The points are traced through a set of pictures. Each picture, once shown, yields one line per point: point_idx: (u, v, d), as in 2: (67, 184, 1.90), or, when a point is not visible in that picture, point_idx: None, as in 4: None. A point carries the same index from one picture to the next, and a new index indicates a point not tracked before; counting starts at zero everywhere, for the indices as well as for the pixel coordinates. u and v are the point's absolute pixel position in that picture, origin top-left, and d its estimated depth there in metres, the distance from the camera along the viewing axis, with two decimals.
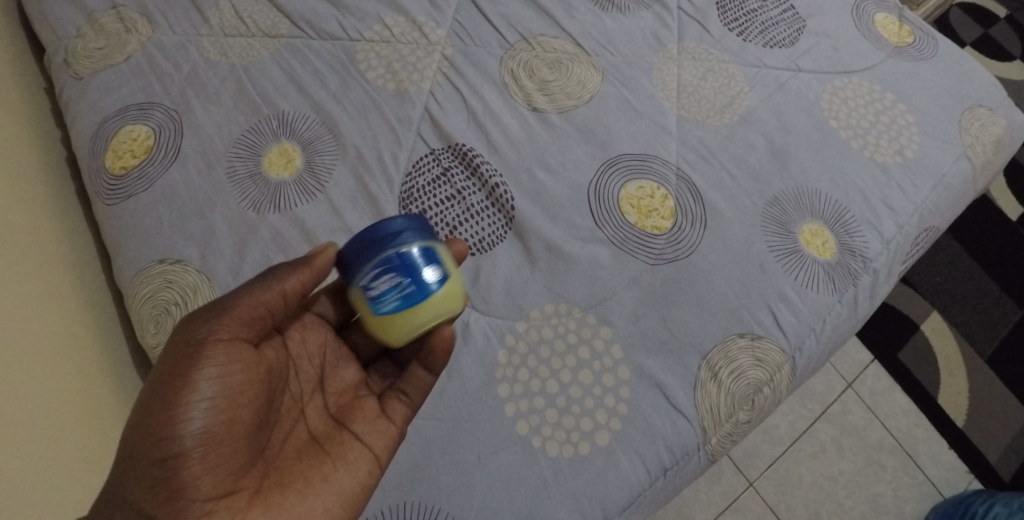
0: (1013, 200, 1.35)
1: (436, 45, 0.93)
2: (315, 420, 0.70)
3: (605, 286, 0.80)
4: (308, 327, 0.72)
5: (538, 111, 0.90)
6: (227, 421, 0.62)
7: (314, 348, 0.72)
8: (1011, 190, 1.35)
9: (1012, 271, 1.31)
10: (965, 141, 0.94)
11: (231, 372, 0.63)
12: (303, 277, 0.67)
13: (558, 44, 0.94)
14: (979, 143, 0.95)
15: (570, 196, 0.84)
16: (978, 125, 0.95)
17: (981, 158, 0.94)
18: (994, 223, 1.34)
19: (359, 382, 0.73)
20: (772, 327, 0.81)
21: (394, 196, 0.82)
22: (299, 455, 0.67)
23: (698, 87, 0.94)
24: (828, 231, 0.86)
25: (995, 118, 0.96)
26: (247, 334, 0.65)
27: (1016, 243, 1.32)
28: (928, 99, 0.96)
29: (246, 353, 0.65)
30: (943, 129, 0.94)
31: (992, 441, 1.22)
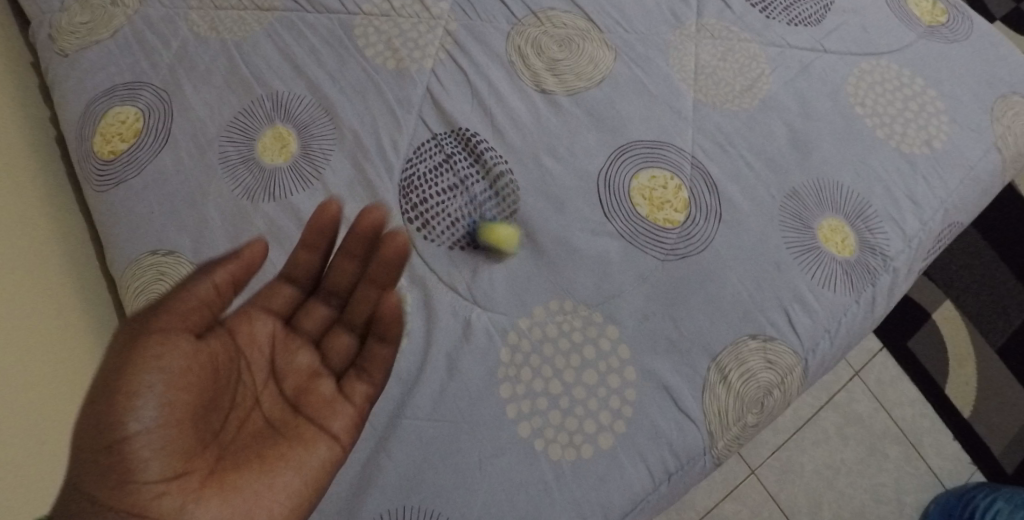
0: None
1: (439, 19, 0.88)
2: (270, 405, 0.65)
3: (613, 283, 0.76)
4: (256, 312, 0.66)
5: (546, 93, 0.85)
6: (174, 406, 0.58)
7: (263, 335, 0.66)
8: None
9: None
10: (996, 132, 0.90)
11: (173, 359, 0.58)
12: (229, 270, 0.62)
13: (569, 19, 0.89)
14: (1011, 133, 0.90)
15: (578, 185, 0.80)
16: (1012, 114, 0.91)
17: (1011, 150, 0.90)
18: (1016, 208, 1.29)
19: (315, 367, 0.68)
20: (785, 328, 0.78)
21: (394, 184, 0.79)
22: (254, 438, 0.62)
23: (717, 68, 0.89)
24: (848, 228, 0.82)
25: None
26: (189, 322, 0.60)
27: None
28: (959, 86, 0.91)
29: (190, 342, 0.60)
30: (972, 119, 0.90)
31: (1000, 432, 1.21)
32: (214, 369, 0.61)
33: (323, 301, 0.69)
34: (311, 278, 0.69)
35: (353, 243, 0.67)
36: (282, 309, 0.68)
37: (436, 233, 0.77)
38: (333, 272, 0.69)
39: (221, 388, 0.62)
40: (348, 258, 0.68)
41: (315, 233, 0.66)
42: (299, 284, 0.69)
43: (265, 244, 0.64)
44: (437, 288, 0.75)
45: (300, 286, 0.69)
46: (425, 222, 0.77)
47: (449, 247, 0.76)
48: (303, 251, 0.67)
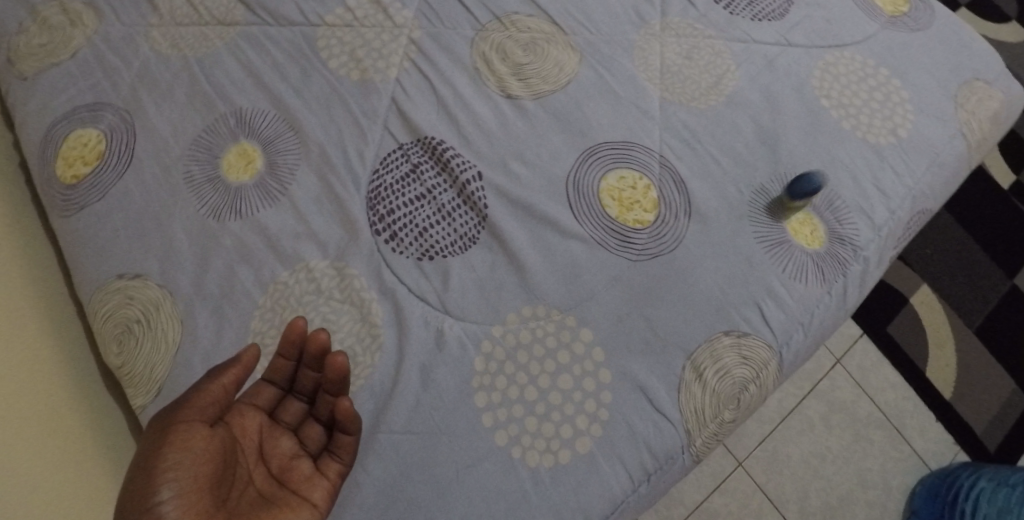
0: (1007, 166, 1.33)
1: (403, 28, 0.88)
2: (262, 486, 0.64)
3: (585, 285, 0.76)
4: (247, 404, 0.67)
5: (512, 98, 0.85)
6: (194, 482, 0.58)
7: (254, 427, 0.66)
8: (1003, 156, 1.33)
9: (1005, 241, 1.29)
10: (960, 117, 0.91)
11: (192, 444, 0.59)
12: (232, 376, 0.63)
13: (533, 22, 0.89)
14: (975, 118, 0.91)
15: (546, 189, 0.80)
16: (975, 99, 0.92)
17: (976, 134, 0.91)
18: (983, 192, 1.31)
19: (298, 452, 0.67)
20: (759, 323, 0.78)
21: (361, 196, 0.78)
22: (254, 510, 0.62)
23: (682, 67, 0.89)
24: (817, 219, 0.83)
25: (992, 93, 0.93)
26: (205, 412, 0.62)
27: (1008, 211, 1.30)
28: (923, 73, 0.92)
29: (206, 430, 0.61)
30: (936, 106, 0.90)
31: (981, 412, 1.22)
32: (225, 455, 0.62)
33: (300, 396, 0.70)
34: (288, 378, 0.69)
35: (312, 354, 0.67)
36: (267, 404, 0.68)
37: (404, 244, 0.76)
38: (304, 375, 0.69)
39: (230, 470, 0.62)
40: (313, 366, 0.68)
41: (288, 347, 0.67)
42: (277, 384, 0.69)
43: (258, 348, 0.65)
44: (408, 299, 0.74)
45: (278, 385, 0.69)
46: (393, 234, 0.76)
47: (418, 258, 0.76)
48: (280, 357, 0.68)
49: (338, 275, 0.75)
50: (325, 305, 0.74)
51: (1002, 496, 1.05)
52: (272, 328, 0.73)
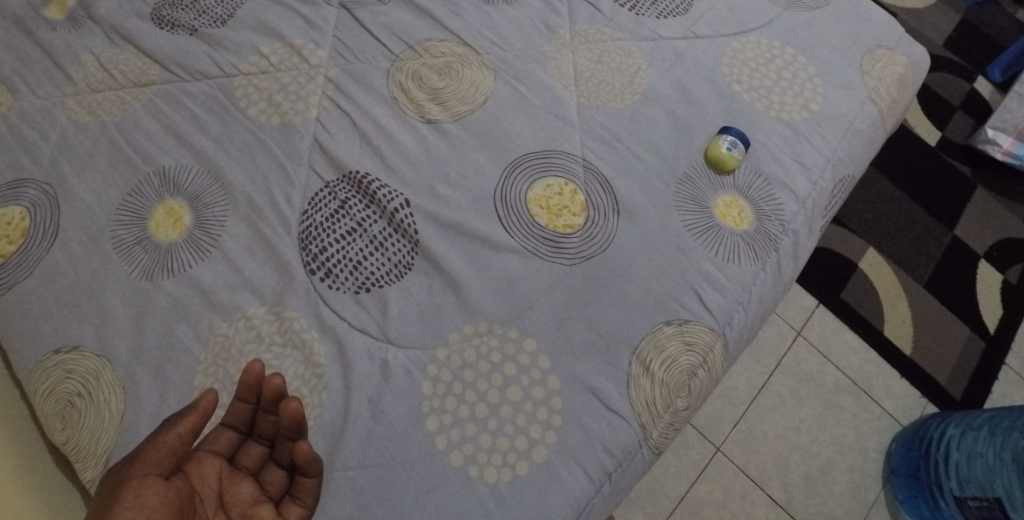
0: (931, 126, 1.36)
1: (318, 68, 0.89)
2: None
3: (523, 295, 0.77)
4: (204, 451, 0.65)
5: (432, 122, 0.86)
6: None
7: (213, 477, 0.64)
8: (926, 116, 1.37)
9: (938, 196, 1.32)
10: (868, 85, 0.94)
11: (144, 501, 0.57)
12: (190, 423, 0.62)
13: (446, 47, 0.91)
14: (882, 84, 0.94)
15: (474, 206, 0.81)
16: (880, 66, 0.95)
17: (885, 100, 0.94)
18: (912, 152, 1.34)
19: (260, 499, 0.65)
20: (698, 308, 0.79)
21: (293, 238, 0.79)
22: None
23: (595, 71, 0.91)
24: (743, 200, 0.85)
25: (895, 58, 0.96)
26: (159, 465, 0.60)
27: (938, 167, 1.33)
28: (827, 47, 0.95)
29: (159, 484, 0.59)
30: (843, 77, 0.94)
31: (942, 363, 1.22)
32: (183, 508, 0.60)
33: (259, 440, 0.67)
34: (247, 422, 0.67)
35: (269, 398, 0.65)
36: (226, 450, 0.66)
37: (340, 279, 0.77)
38: (263, 420, 0.67)
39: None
40: (272, 409, 0.66)
41: (245, 391, 0.65)
42: (236, 428, 0.67)
43: (217, 391, 0.65)
44: (349, 333, 0.75)
45: (237, 429, 0.67)
46: (328, 271, 0.77)
47: (355, 291, 0.76)
48: (237, 401, 0.66)
49: (277, 320, 0.75)
50: (267, 351, 0.74)
51: (970, 441, 1.03)
52: (216, 381, 0.73)
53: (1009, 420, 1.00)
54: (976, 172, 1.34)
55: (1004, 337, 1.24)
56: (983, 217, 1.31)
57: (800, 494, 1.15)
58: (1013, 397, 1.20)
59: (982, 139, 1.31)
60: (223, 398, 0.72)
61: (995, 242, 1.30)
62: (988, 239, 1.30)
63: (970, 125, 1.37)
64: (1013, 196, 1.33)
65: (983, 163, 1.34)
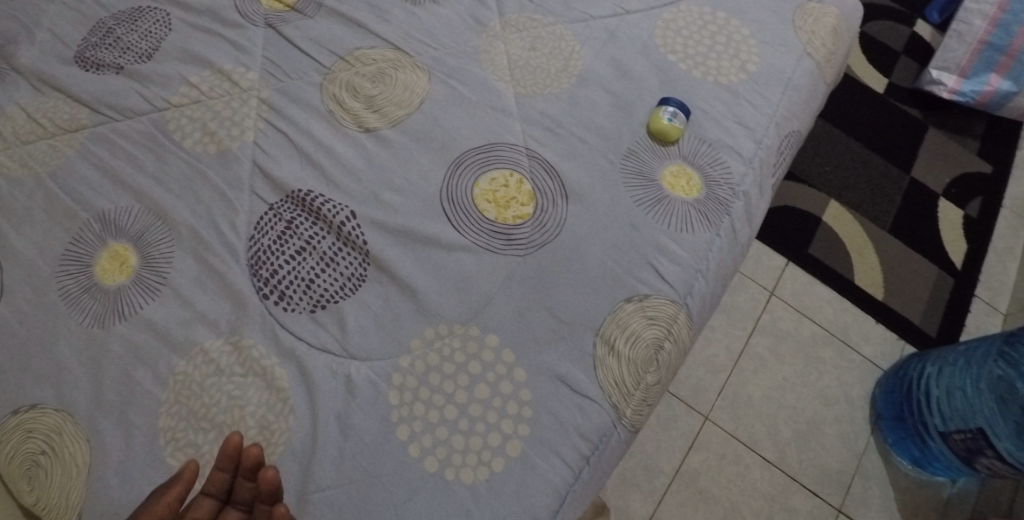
0: (876, 73, 1.33)
1: (250, 91, 0.88)
2: None
3: (479, 292, 0.76)
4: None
5: (371, 131, 0.85)
6: None
7: None
8: (870, 63, 1.33)
9: (893, 139, 1.28)
10: (802, 39, 0.96)
11: None
12: (175, 492, 0.66)
13: (377, 53, 0.90)
14: (816, 37, 0.96)
15: (421, 208, 0.80)
16: (812, 20, 0.97)
17: (821, 52, 0.96)
18: (862, 101, 1.30)
19: None
20: (657, 282, 0.78)
21: (242, 264, 0.78)
22: None
23: (530, 59, 0.90)
24: (690, 169, 0.85)
25: (826, 9, 0.98)
26: None
27: (889, 112, 1.30)
28: (759, 6, 0.96)
29: None
30: (777, 34, 0.95)
31: (915, 303, 1.20)
32: None
33: (238, 506, 0.68)
34: (225, 489, 0.68)
35: (247, 467, 0.67)
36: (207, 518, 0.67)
37: (295, 301, 0.76)
38: (241, 486, 0.68)
39: None
40: (249, 476, 0.67)
41: (224, 461, 0.67)
42: (214, 496, 0.68)
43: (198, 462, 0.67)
44: (310, 354, 0.74)
45: (216, 497, 0.68)
46: (282, 293, 0.76)
47: (312, 310, 0.75)
48: (217, 471, 0.67)
49: (236, 349, 0.74)
50: (229, 382, 0.73)
51: (951, 377, 1.04)
52: (181, 420, 0.72)
53: (986, 351, 1.02)
54: (926, 113, 1.31)
55: (973, 268, 1.22)
56: (938, 155, 1.28)
57: (791, 451, 1.13)
58: (987, 326, 1.19)
59: (928, 80, 1.28)
60: (191, 436, 0.72)
61: (953, 178, 1.27)
62: (948, 173, 1.27)
63: (915, 69, 1.33)
64: (964, 132, 1.30)
65: (931, 104, 1.31)
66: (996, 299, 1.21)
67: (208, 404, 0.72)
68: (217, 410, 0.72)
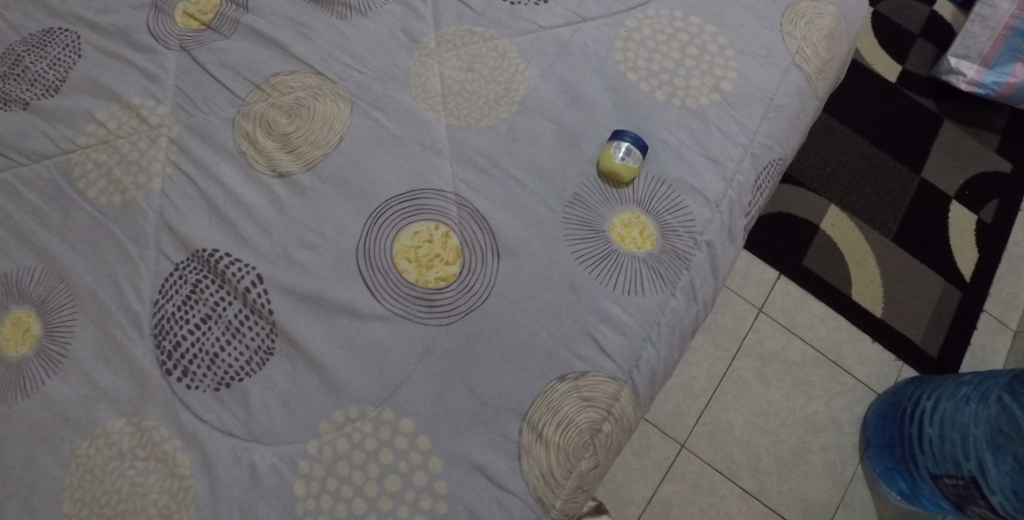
0: (888, 58, 1.18)
1: (160, 128, 0.80)
2: None
3: (396, 368, 0.69)
4: None
5: (285, 176, 0.76)
6: None
7: None
8: (881, 46, 1.18)
9: (905, 135, 1.15)
10: (790, 48, 0.84)
11: None
12: None
13: (296, 79, 0.81)
14: (807, 44, 0.84)
15: (334, 269, 0.72)
16: (803, 23, 0.85)
17: (813, 62, 0.84)
18: (872, 89, 1.16)
19: None
20: (596, 356, 0.70)
21: (145, 334, 0.72)
22: None
23: (466, 83, 0.80)
24: (645, 217, 0.74)
25: (822, 10, 0.86)
26: None
27: (902, 103, 1.17)
28: (740, 9, 0.85)
29: None
30: (759, 45, 0.83)
31: (916, 321, 1.10)
32: None
33: None
34: None
35: None
36: None
37: (198, 377, 0.70)
38: None
39: None
40: None
41: None
42: None
43: None
44: (213, 438, 0.69)
45: None
46: (184, 369, 0.70)
47: (216, 388, 0.70)
48: None
49: (138, 432, 0.69)
50: (131, 467, 0.69)
51: (958, 413, 0.94)
52: (84, 507, 0.68)
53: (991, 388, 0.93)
54: (942, 104, 1.17)
55: (981, 280, 1.12)
56: (953, 153, 1.16)
57: (772, 480, 1.05)
58: (993, 346, 1.09)
59: (945, 69, 1.14)
60: None
61: (967, 178, 1.15)
62: (962, 172, 1.15)
63: (933, 52, 1.19)
64: (984, 125, 1.17)
65: (949, 94, 1.17)
66: (1005, 314, 1.11)
67: (109, 491, 0.68)
68: (118, 497, 0.68)
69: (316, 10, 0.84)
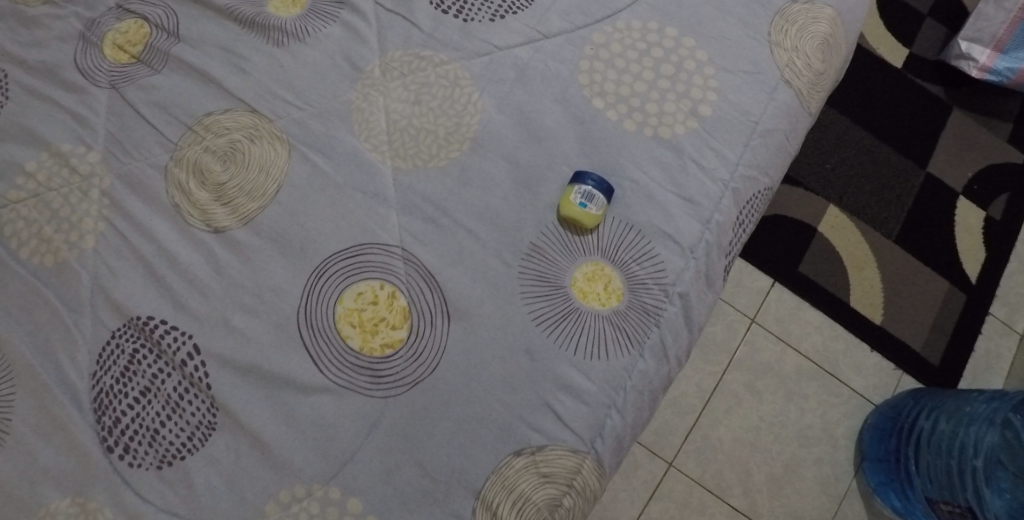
0: (896, 43, 1.15)
1: (91, 179, 0.75)
2: None
3: (342, 445, 0.65)
4: None
5: (221, 231, 0.71)
6: None
7: None
8: (889, 31, 1.15)
9: (908, 129, 1.12)
10: (778, 62, 0.75)
11: None
12: None
13: (231, 119, 0.74)
14: (798, 56, 0.76)
15: (273, 336, 0.68)
16: (795, 31, 0.76)
17: (804, 76, 0.76)
18: (878, 78, 1.13)
19: None
20: (556, 428, 0.66)
21: (84, 410, 0.68)
22: None
23: (413, 118, 0.73)
24: (610, 269, 0.68)
25: (816, 14, 0.77)
26: None
27: (907, 92, 1.14)
28: (723, 18, 0.76)
29: None
30: (744, 59, 0.75)
31: (918, 327, 1.07)
32: None
33: None
34: None
35: None
36: None
37: (140, 455, 0.67)
38: None
39: None
40: None
41: None
42: None
43: None
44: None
45: None
46: (126, 446, 0.67)
47: (158, 467, 0.67)
48: None
49: (82, 513, 0.66)
50: None
51: (965, 440, 0.90)
52: None
53: (1005, 416, 0.88)
54: (950, 91, 1.15)
55: (988, 280, 1.09)
56: (962, 144, 1.14)
57: (762, 498, 1.02)
58: (998, 350, 1.07)
59: (955, 53, 1.13)
60: None
61: (975, 173, 1.13)
62: (969, 166, 1.13)
63: (943, 34, 1.16)
64: (994, 113, 1.15)
65: (958, 80, 1.15)
66: (1012, 316, 1.09)
67: None
68: None
69: (253, 37, 0.77)
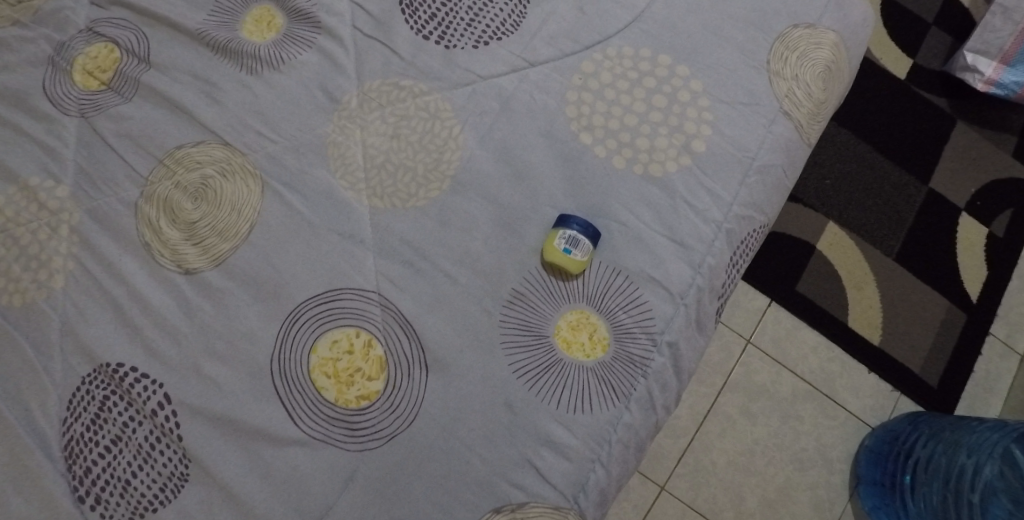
0: (900, 53, 1.13)
1: (59, 214, 0.72)
2: None
3: (317, 500, 0.64)
4: None
5: (192, 273, 0.69)
6: None
7: None
8: (893, 41, 1.13)
9: (910, 144, 1.10)
10: (776, 92, 0.72)
11: None
12: None
13: (202, 152, 0.71)
14: (798, 85, 0.72)
15: (246, 385, 0.66)
16: (795, 58, 0.72)
17: (804, 107, 0.72)
18: (880, 90, 1.11)
19: None
20: (537, 483, 0.64)
21: (54, 458, 0.66)
22: None
23: (392, 153, 0.70)
24: (595, 318, 0.66)
25: (818, 40, 0.73)
26: None
27: (911, 105, 1.12)
28: (719, 44, 0.72)
29: None
30: (741, 89, 0.71)
31: (916, 348, 1.05)
32: None
33: None
34: None
35: None
36: None
37: (111, 506, 0.65)
38: None
39: None
40: None
41: None
42: None
43: None
44: None
45: None
46: (97, 496, 0.65)
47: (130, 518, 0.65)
48: None
49: None
50: None
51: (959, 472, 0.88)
52: None
53: (1006, 447, 0.85)
54: (955, 103, 1.13)
55: (989, 300, 1.08)
56: (965, 159, 1.11)
57: None
58: (997, 372, 1.06)
59: (961, 65, 1.10)
60: None
61: (979, 189, 1.11)
62: (972, 182, 1.11)
63: (949, 43, 1.14)
64: (1000, 126, 1.13)
65: (964, 92, 1.13)
66: (1013, 337, 1.07)
67: None
68: None
69: (227, 65, 0.74)
